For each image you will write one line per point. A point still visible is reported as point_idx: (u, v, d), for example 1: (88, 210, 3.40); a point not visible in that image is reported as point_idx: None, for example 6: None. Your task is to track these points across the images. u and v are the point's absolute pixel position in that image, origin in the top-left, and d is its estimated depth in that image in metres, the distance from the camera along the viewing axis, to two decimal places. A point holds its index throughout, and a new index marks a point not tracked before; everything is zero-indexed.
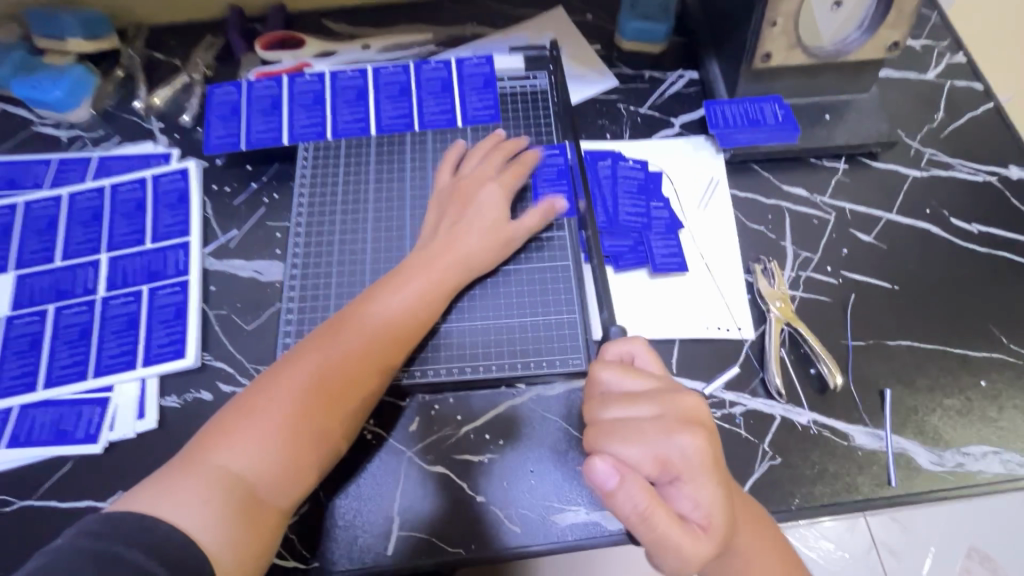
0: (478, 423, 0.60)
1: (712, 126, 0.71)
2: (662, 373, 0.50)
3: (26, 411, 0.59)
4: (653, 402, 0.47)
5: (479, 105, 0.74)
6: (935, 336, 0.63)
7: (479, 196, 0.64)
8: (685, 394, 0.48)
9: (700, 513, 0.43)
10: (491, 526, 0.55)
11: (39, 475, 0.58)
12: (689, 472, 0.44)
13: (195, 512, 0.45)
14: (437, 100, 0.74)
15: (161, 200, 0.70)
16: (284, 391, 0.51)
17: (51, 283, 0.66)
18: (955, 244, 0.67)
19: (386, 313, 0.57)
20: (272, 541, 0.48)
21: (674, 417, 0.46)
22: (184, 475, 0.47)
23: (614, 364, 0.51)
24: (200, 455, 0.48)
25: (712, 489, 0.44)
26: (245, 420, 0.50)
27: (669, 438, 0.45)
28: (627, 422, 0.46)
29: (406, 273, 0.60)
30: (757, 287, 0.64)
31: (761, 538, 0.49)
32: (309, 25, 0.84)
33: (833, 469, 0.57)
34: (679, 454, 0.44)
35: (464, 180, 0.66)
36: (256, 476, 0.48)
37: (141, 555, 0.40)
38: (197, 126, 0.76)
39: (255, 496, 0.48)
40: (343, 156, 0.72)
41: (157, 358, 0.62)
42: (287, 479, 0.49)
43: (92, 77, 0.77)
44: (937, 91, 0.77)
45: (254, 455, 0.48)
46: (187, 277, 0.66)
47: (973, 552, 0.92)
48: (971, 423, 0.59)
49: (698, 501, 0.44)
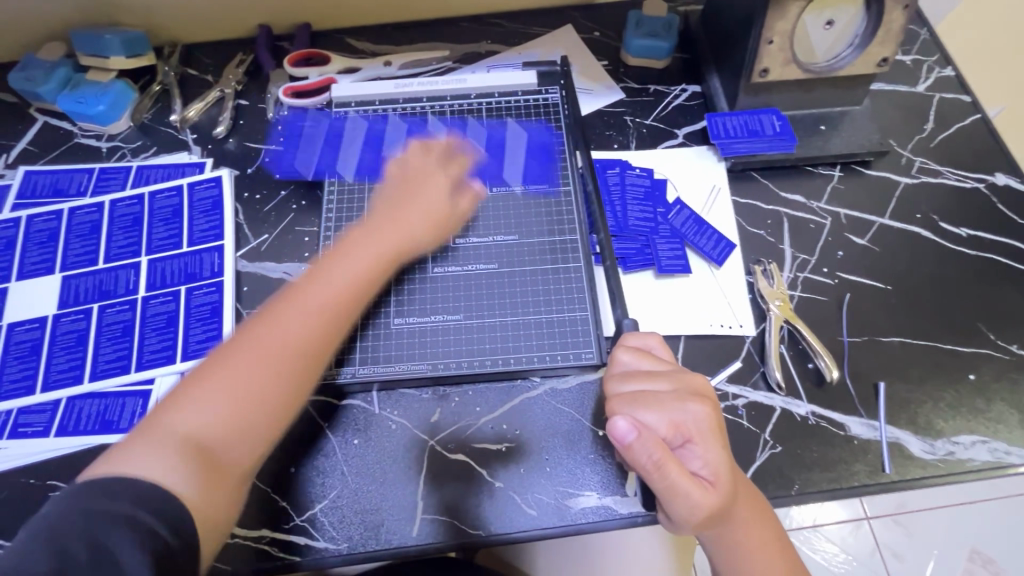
0: (496, 414, 0.64)
1: (713, 137, 0.75)
2: (672, 356, 0.55)
3: (74, 402, 0.64)
4: (669, 377, 0.52)
5: (513, 170, 0.76)
6: (926, 333, 0.66)
7: (423, 184, 0.69)
8: (696, 374, 0.53)
9: (708, 470, 0.48)
10: (510, 510, 0.59)
11: (85, 462, 0.62)
12: (700, 435, 0.49)
13: (154, 465, 0.45)
14: (495, 164, 0.76)
15: (196, 207, 0.75)
16: (235, 354, 0.52)
17: (95, 284, 0.70)
18: (945, 247, 0.71)
19: (333, 283, 0.58)
20: (235, 495, 0.49)
21: (687, 390, 0.51)
22: (143, 439, 0.47)
23: (632, 346, 0.54)
24: (156, 420, 0.49)
25: (720, 451, 0.49)
26: (193, 382, 0.51)
27: (682, 405, 0.50)
28: (645, 392, 0.50)
29: (355, 242, 0.63)
30: (758, 287, 0.68)
31: (764, 512, 0.52)
32: (333, 43, 0.89)
33: (830, 456, 0.60)
34: (692, 419, 0.49)
35: (409, 171, 0.70)
36: (211, 434, 0.49)
37: (143, 513, 0.42)
38: (229, 138, 0.81)
39: (214, 451, 0.49)
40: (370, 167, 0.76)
41: (194, 353, 0.66)
42: (243, 434, 0.50)
43: (131, 93, 0.82)
44: (926, 103, 0.81)
45: (211, 414, 0.50)
46: (221, 278, 0.70)
47: (976, 553, 1.21)
48: (961, 414, 0.62)
49: (707, 460, 0.49)
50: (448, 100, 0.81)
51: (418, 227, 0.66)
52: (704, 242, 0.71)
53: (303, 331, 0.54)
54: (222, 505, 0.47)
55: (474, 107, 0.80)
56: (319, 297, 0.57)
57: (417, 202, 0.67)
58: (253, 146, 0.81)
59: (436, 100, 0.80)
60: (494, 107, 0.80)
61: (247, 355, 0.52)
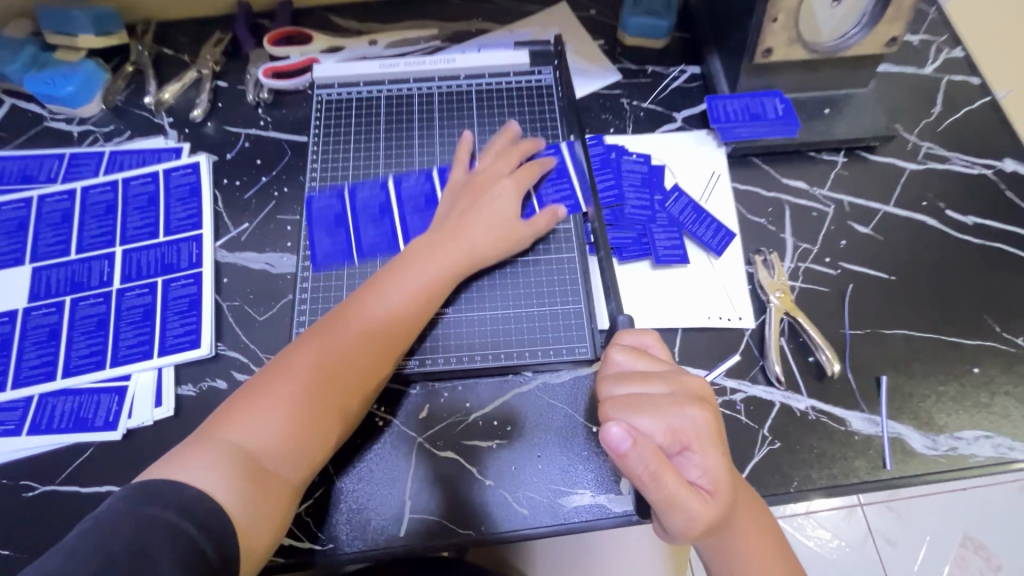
0: (486, 411, 0.61)
1: (713, 120, 0.72)
2: (668, 356, 0.53)
3: (46, 399, 0.61)
4: (665, 380, 0.49)
5: (556, 196, 0.69)
6: (930, 325, 0.64)
7: (490, 194, 0.66)
8: (692, 376, 0.50)
9: (707, 479, 0.46)
10: (501, 509, 0.57)
11: (58, 461, 0.59)
12: (698, 441, 0.46)
13: (211, 475, 0.47)
14: (555, 187, 0.70)
15: (173, 194, 0.72)
16: (292, 371, 0.53)
17: (67, 276, 0.67)
18: (951, 236, 0.69)
19: (389, 301, 0.58)
20: (284, 511, 0.50)
21: (684, 394, 0.48)
22: (201, 447, 0.49)
23: (627, 346, 0.52)
24: (213, 430, 0.50)
25: (718, 458, 0.46)
26: (247, 396, 0.52)
27: (680, 411, 0.47)
28: (640, 396, 0.48)
29: (414, 256, 0.62)
30: (758, 278, 0.66)
31: (757, 518, 0.50)
32: (316, 21, 0.85)
33: (830, 453, 0.59)
34: (689, 425, 0.46)
35: (478, 177, 0.68)
36: (266, 452, 0.50)
37: (174, 515, 0.43)
38: (207, 122, 0.77)
39: (266, 467, 0.49)
40: (355, 153, 0.74)
41: (172, 348, 0.63)
42: (295, 455, 0.51)
43: (102, 73, 0.78)
44: (934, 85, 0.78)
45: (265, 430, 0.50)
46: (200, 269, 0.67)
47: (968, 540, 1.21)
48: (964, 408, 0.60)
49: (706, 469, 0.46)
50: (437, 81, 0.78)
51: (483, 241, 0.64)
52: (703, 231, 0.68)
53: (355, 353, 0.55)
54: (270, 521, 0.48)
55: (464, 88, 0.78)
56: (373, 318, 0.57)
57: (483, 214, 0.64)
58: (232, 129, 0.77)
59: (425, 82, 0.78)
60: (485, 90, 0.78)
61: (302, 375, 0.53)
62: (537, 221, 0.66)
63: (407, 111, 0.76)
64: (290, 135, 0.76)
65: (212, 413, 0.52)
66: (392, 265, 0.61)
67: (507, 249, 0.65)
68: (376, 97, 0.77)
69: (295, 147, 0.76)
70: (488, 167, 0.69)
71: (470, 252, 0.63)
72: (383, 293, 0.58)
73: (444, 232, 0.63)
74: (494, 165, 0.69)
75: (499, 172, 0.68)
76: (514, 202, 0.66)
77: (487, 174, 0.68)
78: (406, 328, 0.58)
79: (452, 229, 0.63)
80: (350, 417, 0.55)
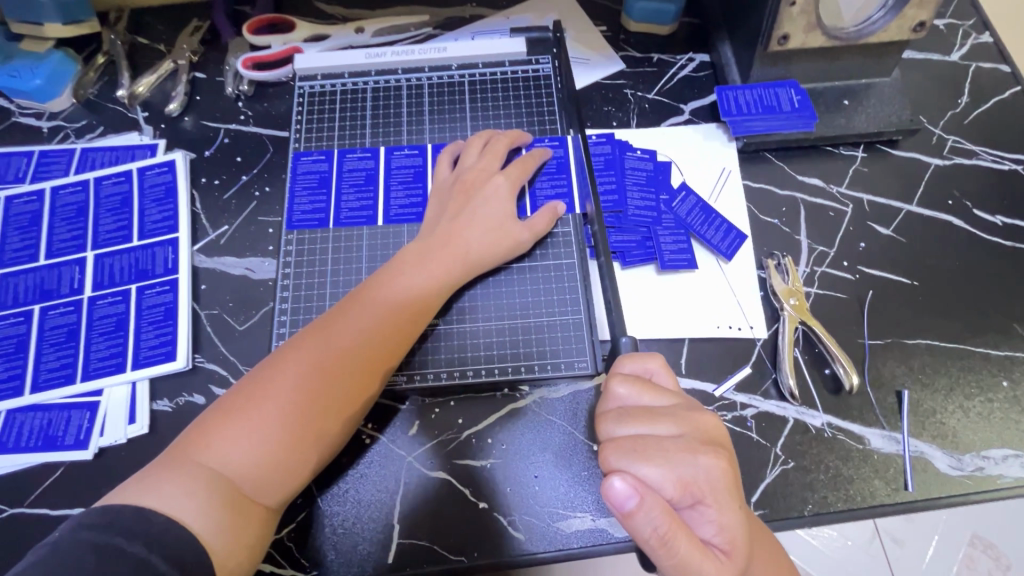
0: (481, 428, 0.58)
1: (724, 113, 0.67)
2: (677, 386, 0.48)
3: (14, 415, 0.58)
4: (675, 420, 0.45)
5: (551, 192, 0.66)
6: (956, 334, 0.60)
7: (484, 194, 0.62)
8: (704, 413, 0.46)
9: (722, 537, 0.42)
10: (496, 533, 0.54)
11: (27, 482, 0.56)
12: (712, 495, 0.42)
13: (184, 501, 0.43)
14: (551, 182, 0.66)
15: (147, 194, 0.67)
16: (275, 385, 0.49)
17: (36, 283, 0.63)
18: (978, 237, 0.64)
19: (378, 310, 0.54)
20: (261, 537, 0.47)
21: (696, 437, 0.44)
22: (174, 469, 0.45)
23: (629, 376, 0.48)
24: (187, 450, 0.46)
25: (734, 513, 0.43)
26: (224, 412, 0.48)
27: (693, 459, 0.43)
28: (647, 438, 0.44)
29: (407, 261, 0.58)
30: (771, 284, 0.62)
31: (776, 568, 0.46)
32: (300, 7, 0.80)
33: (847, 473, 0.55)
34: (702, 475, 0.42)
35: (467, 175, 0.63)
36: (245, 474, 0.46)
37: (141, 547, 0.38)
38: (184, 116, 0.73)
39: (243, 492, 0.45)
40: (338, 153, 0.69)
41: (147, 360, 0.60)
42: (276, 477, 0.47)
43: (73, 65, 0.73)
44: (961, 74, 0.73)
45: (243, 451, 0.46)
46: (176, 276, 0.64)
47: (977, 539, 0.83)
48: (991, 425, 0.56)
49: (721, 526, 0.42)
50: (427, 72, 0.73)
51: (478, 244, 0.60)
52: (712, 234, 0.64)
53: (345, 367, 0.51)
54: (248, 550, 0.45)
55: (456, 80, 0.73)
56: (364, 328, 0.53)
57: (478, 217, 0.61)
58: (211, 124, 0.72)
59: (414, 72, 0.73)
60: (479, 81, 0.73)
61: (287, 390, 0.49)
62: (534, 223, 0.62)
63: (394, 105, 0.72)
64: (272, 130, 0.72)
65: (185, 429, 0.48)
66: (383, 271, 0.58)
67: (504, 254, 0.61)
68: (362, 89, 0.73)
69: (277, 143, 0.71)
70: (475, 163, 0.64)
71: (467, 257, 0.59)
72: (373, 301, 0.55)
73: (439, 235, 0.59)
74: (483, 162, 0.64)
75: (490, 170, 0.64)
76: (510, 203, 0.62)
77: (477, 171, 0.63)
78: (399, 340, 0.54)
79: (446, 232, 0.60)
80: (338, 435, 0.51)
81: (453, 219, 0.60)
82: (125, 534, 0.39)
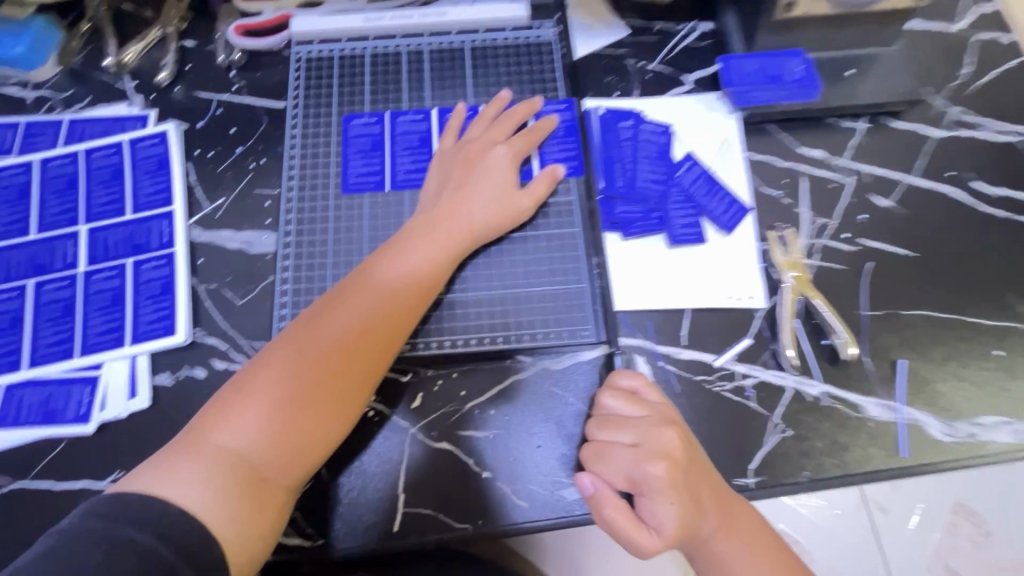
0: (484, 399, 0.58)
1: (728, 83, 0.67)
2: (659, 400, 0.54)
3: (12, 391, 0.57)
4: (635, 431, 0.52)
5: (560, 156, 0.65)
6: (951, 305, 0.61)
7: (485, 163, 0.61)
8: (670, 429, 0.52)
9: (655, 521, 0.50)
10: (499, 502, 0.55)
11: (29, 456, 0.56)
12: (653, 492, 0.50)
13: (200, 487, 0.43)
14: (560, 145, 0.66)
15: (139, 167, 0.66)
16: (284, 368, 0.49)
17: (28, 257, 0.62)
18: (977, 209, 0.65)
19: (383, 287, 0.54)
20: (279, 520, 0.47)
21: (650, 450, 0.51)
22: (186, 456, 0.44)
23: (619, 390, 0.55)
24: (202, 435, 0.46)
25: (671, 507, 0.50)
26: (238, 397, 0.47)
27: (638, 466, 0.51)
28: (608, 447, 0.53)
29: (412, 235, 0.57)
30: (771, 256, 0.62)
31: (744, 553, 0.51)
32: None
33: (843, 440, 0.56)
34: (646, 479, 0.50)
35: (470, 145, 0.63)
36: (261, 456, 0.46)
37: (150, 536, 0.39)
38: (175, 86, 0.70)
39: (259, 475, 0.46)
40: (342, 119, 0.68)
41: (146, 335, 0.59)
42: (292, 459, 0.47)
43: (55, 32, 0.71)
44: (965, 44, 0.72)
45: (256, 435, 0.46)
46: (172, 250, 0.63)
47: (959, 507, 0.86)
48: (984, 393, 0.58)
49: (659, 516, 0.50)
50: (427, 37, 0.72)
51: (480, 215, 0.59)
52: (716, 206, 0.64)
53: (356, 345, 0.51)
54: (267, 531, 0.45)
55: (456, 45, 0.72)
56: (370, 306, 0.53)
57: (482, 189, 0.60)
58: (203, 95, 0.70)
59: (414, 37, 0.72)
60: (479, 47, 0.72)
61: (299, 369, 0.49)
62: (536, 189, 0.61)
63: (392, 71, 0.70)
64: (266, 101, 0.70)
65: (198, 413, 0.48)
66: (387, 246, 0.57)
67: (508, 224, 0.61)
68: (359, 56, 0.71)
69: (272, 113, 0.70)
70: (479, 134, 0.64)
71: (471, 229, 0.59)
72: (378, 276, 0.54)
73: (442, 208, 0.59)
74: (488, 133, 0.64)
75: (494, 140, 0.63)
76: (512, 172, 0.62)
77: (479, 141, 0.63)
78: (406, 314, 0.54)
79: (450, 203, 0.59)
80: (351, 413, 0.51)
81: (456, 192, 0.60)
82: (134, 525, 0.39)
